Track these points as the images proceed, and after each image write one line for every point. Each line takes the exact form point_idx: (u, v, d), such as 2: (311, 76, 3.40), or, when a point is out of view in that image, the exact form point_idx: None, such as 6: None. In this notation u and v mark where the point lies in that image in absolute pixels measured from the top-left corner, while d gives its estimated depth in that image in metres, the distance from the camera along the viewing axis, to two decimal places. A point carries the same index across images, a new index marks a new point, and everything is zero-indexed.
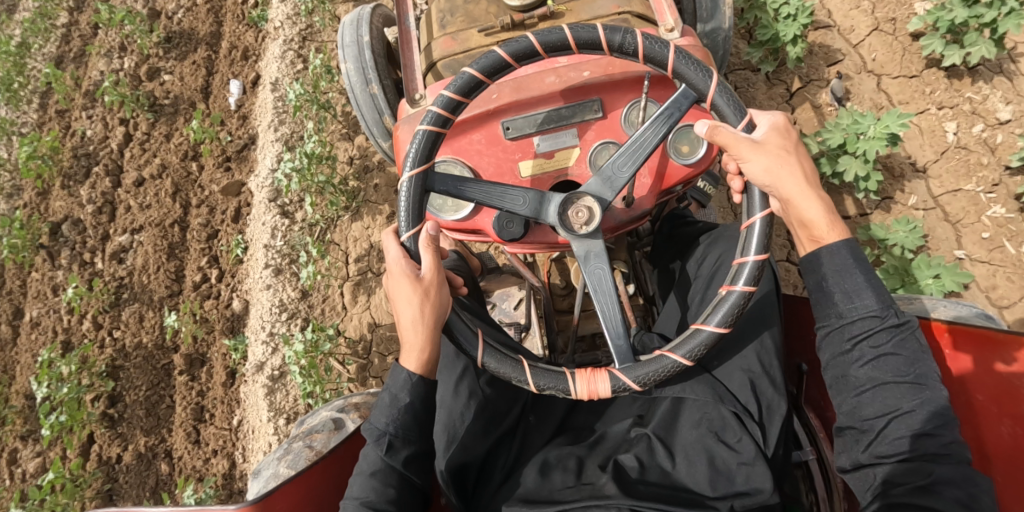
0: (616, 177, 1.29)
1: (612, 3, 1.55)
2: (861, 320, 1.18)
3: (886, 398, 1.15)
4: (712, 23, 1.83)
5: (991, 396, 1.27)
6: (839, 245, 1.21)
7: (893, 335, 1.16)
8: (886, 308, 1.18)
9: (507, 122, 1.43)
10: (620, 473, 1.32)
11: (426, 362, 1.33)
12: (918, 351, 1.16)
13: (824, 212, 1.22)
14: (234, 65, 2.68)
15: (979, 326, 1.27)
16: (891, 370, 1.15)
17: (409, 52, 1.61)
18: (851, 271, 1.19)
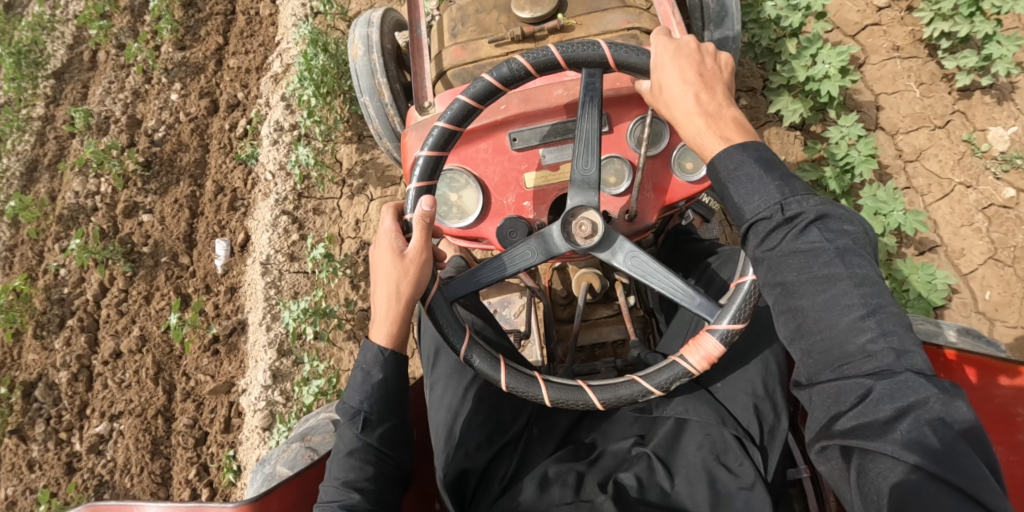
0: (589, 178, 1.31)
1: (622, 19, 1.57)
2: (759, 220, 1.10)
3: (819, 310, 1.04)
4: (720, 34, 1.85)
5: (989, 422, 1.28)
6: (726, 148, 1.16)
7: (787, 232, 1.08)
8: (781, 199, 1.09)
9: (514, 133, 1.44)
10: (618, 492, 1.33)
11: (397, 335, 1.34)
12: (834, 239, 1.05)
13: (700, 110, 1.21)
14: (219, 213, 2.55)
15: (976, 353, 1.29)
16: (801, 266, 1.06)
17: (419, 61, 1.62)
18: (747, 167, 1.13)
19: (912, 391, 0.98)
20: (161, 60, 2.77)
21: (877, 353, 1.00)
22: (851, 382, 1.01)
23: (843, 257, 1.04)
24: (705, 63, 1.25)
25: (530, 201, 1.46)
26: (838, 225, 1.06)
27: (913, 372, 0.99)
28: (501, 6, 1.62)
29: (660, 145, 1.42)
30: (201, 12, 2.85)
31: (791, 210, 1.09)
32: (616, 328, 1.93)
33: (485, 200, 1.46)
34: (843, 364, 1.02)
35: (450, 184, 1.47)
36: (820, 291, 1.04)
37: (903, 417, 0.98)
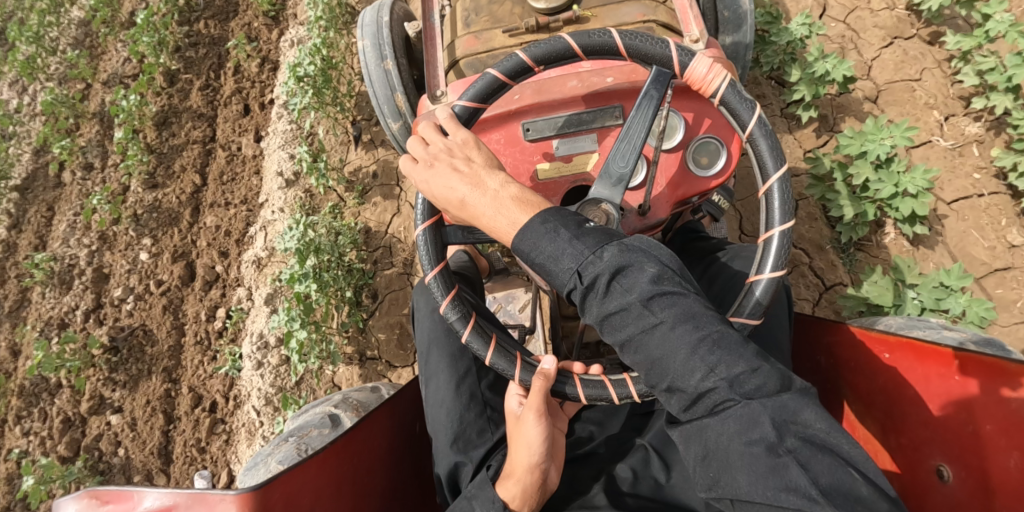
0: None
1: (637, 11, 1.55)
2: (569, 292, 1.10)
3: (660, 360, 1.04)
4: (735, 37, 1.83)
5: (1000, 426, 1.26)
6: (527, 226, 1.14)
7: (594, 296, 1.08)
8: (576, 264, 1.08)
9: (527, 124, 1.42)
10: (610, 483, 1.33)
11: (525, 489, 1.26)
12: (643, 291, 1.05)
13: (488, 200, 1.19)
14: (198, 428, 2.32)
15: (989, 355, 1.26)
16: (621, 326, 1.07)
17: (432, 49, 1.60)
18: (547, 236, 1.11)
19: (752, 424, 0.98)
20: (131, 197, 2.67)
21: (718, 390, 1.01)
22: (705, 428, 1.02)
23: (652, 303, 1.05)
24: (474, 148, 1.26)
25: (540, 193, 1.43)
26: (640, 271, 1.07)
27: (748, 402, 0.99)
28: None
29: (675, 139, 1.40)
30: (179, 140, 2.75)
31: (589, 273, 1.08)
32: None
33: None
34: (694, 404, 1.03)
35: None
36: (652, 344, 1.04)
37: (755, 454, 0.98)
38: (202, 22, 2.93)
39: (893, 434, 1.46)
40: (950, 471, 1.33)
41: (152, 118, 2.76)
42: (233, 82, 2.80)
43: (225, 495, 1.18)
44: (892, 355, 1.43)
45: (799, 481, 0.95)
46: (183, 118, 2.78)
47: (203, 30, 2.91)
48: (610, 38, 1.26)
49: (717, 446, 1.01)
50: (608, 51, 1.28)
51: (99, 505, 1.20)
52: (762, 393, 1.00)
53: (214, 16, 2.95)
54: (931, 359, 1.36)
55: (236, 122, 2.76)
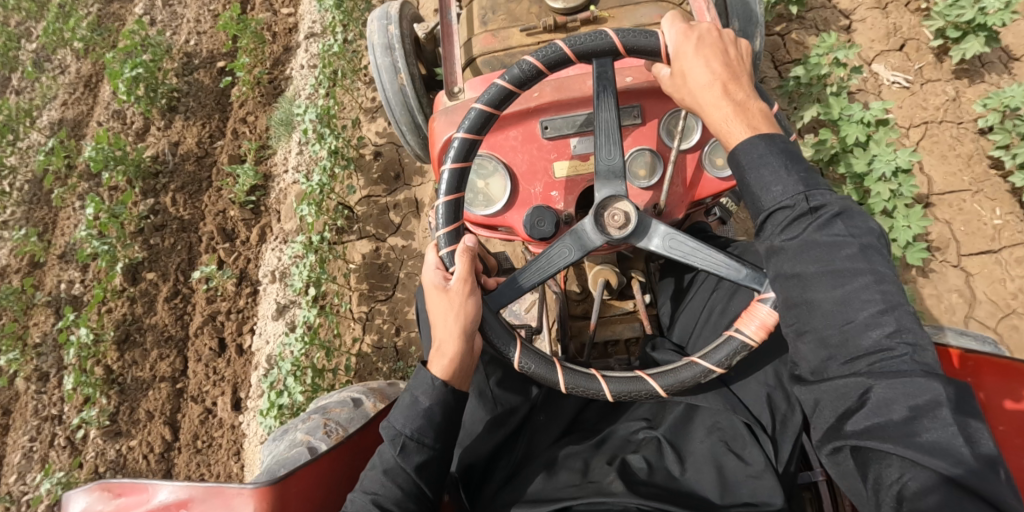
0: (613, 166, 1.29)
1: (654, 13, 1.56)
2: (778, 209, 1.12)
3: (845, 298, 1.04)
4: (747, 43, 1.85)
5: (1013, 428, 1.24)
6: (753, 140, 1.16)
7: (809, 222, 1.09)
8: (805, 189, 1.11)
9: (545, 121, 1.43)
10: (626, 472, 1.31)
11: (453, 369, 1.29)
12: (857, 231, 1.07)
13: (732, 106, 1.20)
14: None
15: (1000, 356, 1.30)
16: (813, 257, 1.07)
17: (449, 46, 1.57)
18: (770, 160, 1.14)
19: (922, 387, 0.99)
20: (89, 449, 2.30)
21: (897, 346, 1.01)
22: (870, 380, 1.01)
23: (870, 251, 1.05)
24: (732, 53, 1.26)
25: (558, 191, 1.45)
26: (857, 218, 1.08)
27: (928, 374, 0.99)
28: None
29: (692, 139, 1.42)
30: (145, 375, 2.38)
31: (816, 201, 1.10)
32: (630, 327, 1.91)
33: (512, 188, 1.45)
34: (864, 356, 1.02)
35: (477, 171, 1.46)
36: (836, 287, 1.05)
37: (913, 414, 0.98)
38: (168, 195, 2.63)
39: None
40: None
41: (113, 339, 2.41)
42: (204, 310, 2.42)
43: (240, 489, 1.18)
44: None
45: (954, 456, 0.94)
46: (147, 336, 2.43)
47: (171, 211, 2.61)
48: (609, 39, 1.27)
49: (879, 400, 1.00)
50: (608, 53, 1.28)
51: (111, 498, 1.20)
52: (942, 372, 1.00)
53: (183, 187, 2.64)
54: (939, 363, 1.37)
55: (211, 361, 2.38)
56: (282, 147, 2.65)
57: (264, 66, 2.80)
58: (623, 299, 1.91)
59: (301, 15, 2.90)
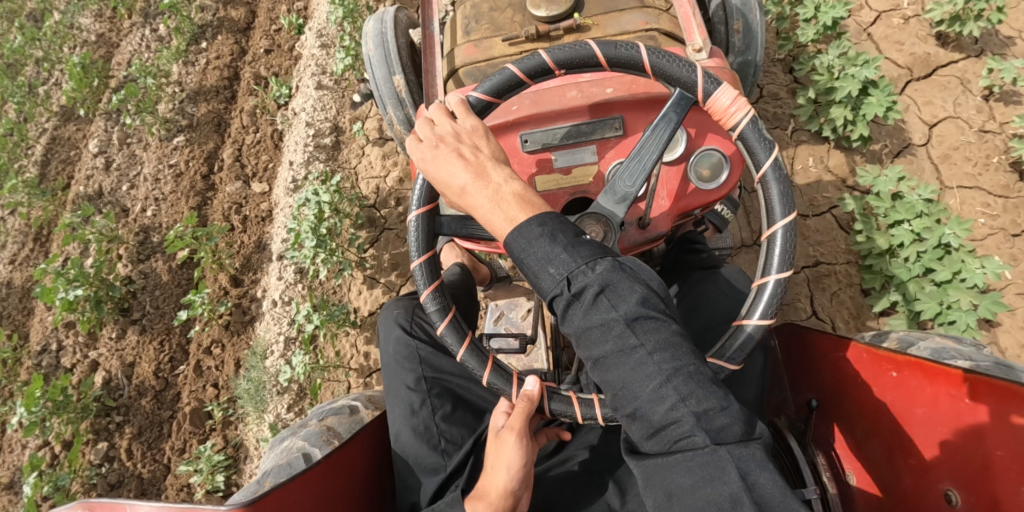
0: (626, 194, 1.21)
1: (640, 20, 1.52)
2: (553, 300, 1.06)
3: (631, 381, 1.00)
4: (743, 57, 1.78)
5: (1011, 452, 1.21)
6: (526, 223, 1.08)
7: (579, 309, 1.04)
8: (567, 272, 1.04)
9: (525, 135, 1.40)
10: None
11: None
12: (624, 306, 1.02)
13: (489, 196, 1.12)
14: None
15: (1002, 379, 1.22)
16: (597, 345, 1.02)
17: (431, 58, 1.59)
18: (536, 240, 1.07)
19: (717, 470, 0.95)
20: None
21: (688, 424, 0.97)
22: (672, 464, 0.98)
23: (636, 325, 1.01)
24: (485, 141, 1.18)
25: None
26: (622, 289, 1.03)
27: (718, 449, 0.96)
28: (516, 5, 1.59)
29: (677, 152, 1.37)
30: None
31: (578, 284, 1.04)
32: None
33: None
34: (668, 441, 0.99)
35: None
36: (624, 363, 1.01)
37: (715, 503, 0.95)
38: (123, 443, 2.25)
39: (899, 457, 1.39)
40: (959, 497, 1.28)
41: None
42: None
43: (216, 509, 1.18)
44: (900, 373, 1.38)
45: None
46: None
47: (128, 466, 2.22)
48: (638, 53, 1.24)
49: (677, 485, 0.97)
50: (634, 66, 1.25)
51: None
52: (729, 437, 0.97)
53: (141, 434, 2.27)
54: (940, 379, 1.32)
55: None
56: (253, 425, 2.22)
57: (230, 268, 2.44)
58: None
59: (275, 203, 2.53)
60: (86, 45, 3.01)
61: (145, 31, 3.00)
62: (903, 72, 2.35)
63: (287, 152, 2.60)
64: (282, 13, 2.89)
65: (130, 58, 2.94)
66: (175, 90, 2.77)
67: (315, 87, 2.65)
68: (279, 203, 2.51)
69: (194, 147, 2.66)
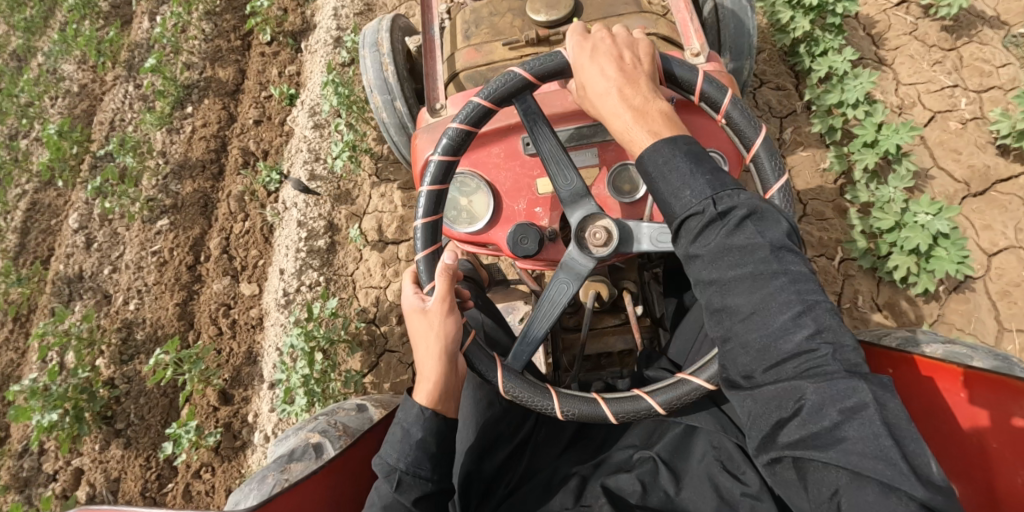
0: (576, 189, 1.29)
1: (638, 24, 1.54)
2: (689, 218, 1.08)
3: (754, 301, 1.01)
4: (737, 62, 1.83)
5: (1007, 445, 1.24)
6: (657, 146, 1.14)
7: (719, 229, 1.05)
8: (712, 193, 1.07)
9: (526, 138, 1.42)
10: (617, 498, 1.29)
11: (438, 396, 1.25)
12: (764, 234, 1.04)
13: (632, 111, 1.19)
14: None
15: (996, 372, 1.27)
16: (730, 267, 1.03)
17: (432, 61, 1.59)
18: (677, 167, 1.10)
19: (849, 390, 0.96)
20: None
21: (817, 348, 0.98)
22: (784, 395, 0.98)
23: (778, 253, 1.03)
24: (645, 68, 1.23)
25: (541, 207, 1.44)
26: (765, 217, 1.05)
27: (853, 375, 0.97)
28: (515, 10, 1.61)
29: None
30: None
31: (723, 204, 1.06)
32: (622, 338, 1.89)
33: (496, 205, 1.44)
34: (791, 362, 0.99)
35: (460, 188, 1.46)
36: (754, 291, 1.01)
37: (847, 421, 0.95)
38: None
39: None
40: (954, 489, 1.31)
41: None
42: None
43: None
44: (897, 370, 1.42)
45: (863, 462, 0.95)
46: None
47: None
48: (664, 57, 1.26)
49: (809, 406, 0.97)
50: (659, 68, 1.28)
51: None
52: (864, 371, 0.99)
53: None
54: (936, 375, 1.36)
55: None
56: None
57: (218, 380, 2.31)
58: (613, 310, 1.91)
59: (265, 310, 2.40)
60: (69, 96, 2.99)
61: (129, 88, 2.93)
62: (960, 187, 2.20)
63: (277, 257, 2.46)
64: (272, 77, 2.80)
65: (113, 123, 2.86)
66: (159, 163, 2.69)
67: (307, 177, 2.53)
68: (268, 298, 2.39)
69: (179, 232, 2.57)
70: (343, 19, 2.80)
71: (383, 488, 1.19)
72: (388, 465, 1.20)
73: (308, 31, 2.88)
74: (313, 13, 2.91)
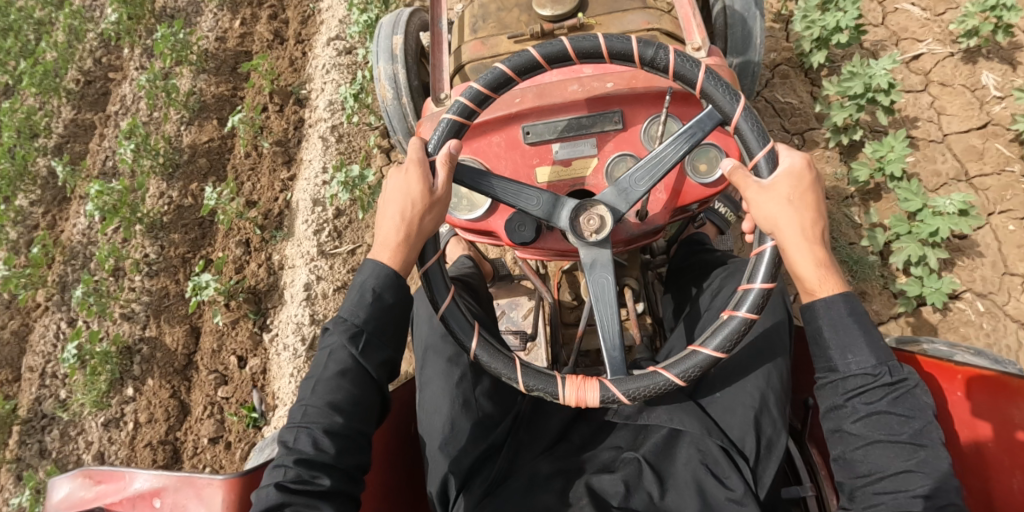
0: (631, 190, 1.28)
1: (642, 20, 1.57)
2: (857, 376, 1.13)
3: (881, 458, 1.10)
4: (743, 57, 1.82)
5: (1004, 445, 1.21)
6: (834, 299, 1.16)
7: (886, 394, 1.12)
8: (886, 361, 1.13)
9: (527, 127, 1.45)
10: (598, 496, 1.29)
11: (404, 260, 1.28)
12: (912, 409, 1.11)
13: (816, 268, 1.17)
14: None
15: (992, 371, 1.23)
16: (884, 428, 1.11)
17: (439, 53, 1.64)
18: (848, 328, 1.15)
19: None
20: None
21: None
22: (900, 448, 1.09)
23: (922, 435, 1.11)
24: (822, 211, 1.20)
25: None
26: (918, 397, 1.13)
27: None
28: (522, 5, 1.65)
29: None
30: None
31: (896, 373, 1.13)
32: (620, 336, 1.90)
33: None
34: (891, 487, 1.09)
35: None
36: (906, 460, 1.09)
37: None
38: None
39: None
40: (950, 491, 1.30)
41: None
42: None
43: (214, 478, 1.20)
44: None
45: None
46: None
47: None
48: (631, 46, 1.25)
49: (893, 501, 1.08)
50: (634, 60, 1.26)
51: (92, 484, 1.24)
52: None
53: None
54: (933, 374, 1.32)
55: None
56: None
57: None
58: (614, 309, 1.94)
59: None
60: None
61: (61, 324, 2.62)
62: None
63: None
64: (232, 370, 2.37)
65: (43, 375, 2.54)
66: None
67: None
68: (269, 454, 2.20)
69: None
70: (318, 304, 2.38)
71: (340, 337, 1.24)
72: (352, 324, 1.24)
73: (273, 305, 2.46)
74: (279, 265, 2.52)
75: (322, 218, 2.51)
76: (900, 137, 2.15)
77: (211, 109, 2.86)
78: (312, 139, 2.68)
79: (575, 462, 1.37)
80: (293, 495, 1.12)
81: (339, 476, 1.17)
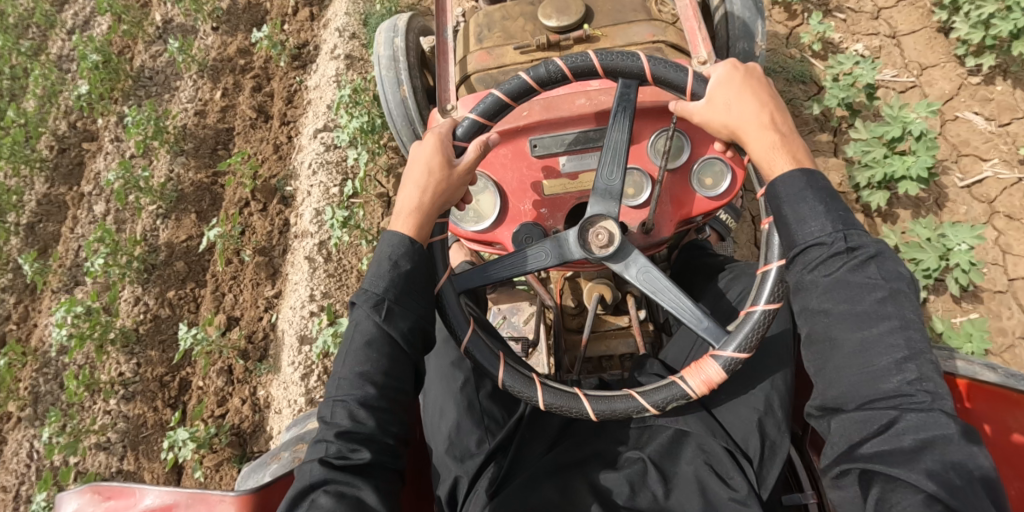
0: (611, 188, 1.30)
1: (647, 32, 1.58)
2: (813, 246, 1.10)
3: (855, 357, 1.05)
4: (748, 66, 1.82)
5: (1002, 456, 1.23)
6: (792, 176, 1.14)
7: (845, 262, 1.07)
8: (842, 229, 1.09)
9: (535, 140, 1.46)
10: (604, 495, 1.30)
11: (419, 229, 1.28)
12: (880, 277, 1.06)
13: (768, 147, 1.18)
14: None
15: (997, 384, 1.27)
16: (845, 298, 1.06)
17: (444, 64, 1.63)
18: (805, 198, 1.12)
19: (934, 422, 0.98)
20: None
21: (906, 385, 1.00)
22: (862, 321, 1.05)
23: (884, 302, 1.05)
24: (771, 101, 1.22)
25: (547, 208, 1.47)
26: (886, 266, 1.07)
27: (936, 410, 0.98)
28: (527, 14, 1.65)
29: (680, 159, 1.43)
30: None
31: (853, 241, 1.08)
32: (623, 342, 1.92)
33: (503, 205, 1.47)
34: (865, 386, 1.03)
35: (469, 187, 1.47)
36: (860, 329, 1.05)
37: (925, 449, 0.96)
38: None
39: None
40: None
41: None
42: None
43: (225, 497, 1.22)
44: None
45: (935, 467, 0.94)
46: None
47: None
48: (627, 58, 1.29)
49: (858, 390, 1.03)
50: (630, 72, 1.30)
51: (101, 500, 1.22)
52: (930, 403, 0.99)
53: None
54: None
55: None
56: None
57: None
58: (616, 315, 1.93)
59: None
60: None
61: (34, 441, 2.49)
62: None
63: None
64: None
65: (17, 497, 2.41)
66: None
67: None
68: None
69: None
70: None
71: (365, 307, 1.21)
72: (375, 293, 1.21)
73: (263, 449, 2.35)
74: (267, 402, 2.42)
75: (316, 355, 2.39)
76: (975, 324, 2.06)
77: (189, 199, 2.79)
78: (298, 255, 2.59)
79: (576, 461, 1.37)
80: (336, 471, 1.11)
81: (377, 449, 1.16)
